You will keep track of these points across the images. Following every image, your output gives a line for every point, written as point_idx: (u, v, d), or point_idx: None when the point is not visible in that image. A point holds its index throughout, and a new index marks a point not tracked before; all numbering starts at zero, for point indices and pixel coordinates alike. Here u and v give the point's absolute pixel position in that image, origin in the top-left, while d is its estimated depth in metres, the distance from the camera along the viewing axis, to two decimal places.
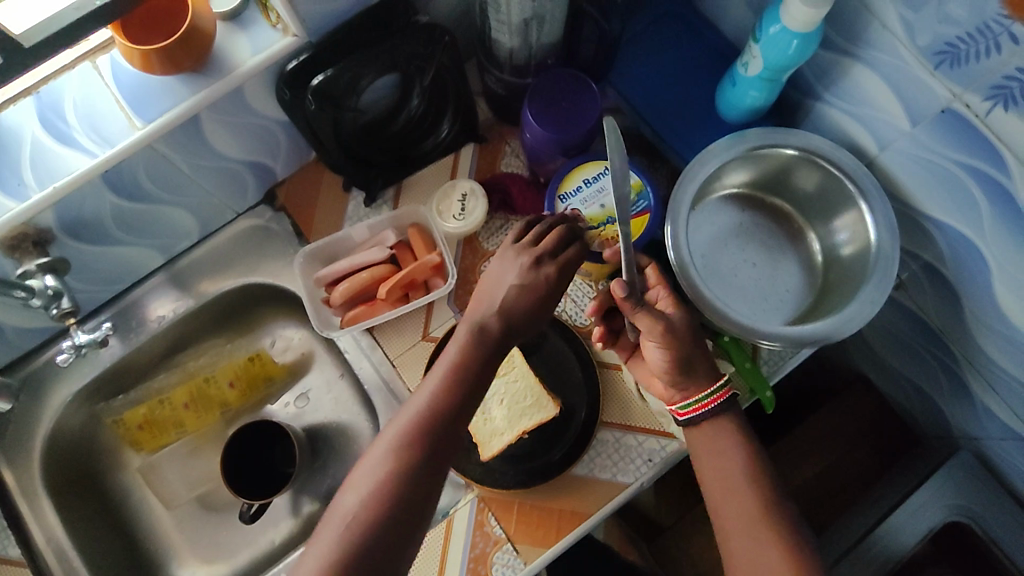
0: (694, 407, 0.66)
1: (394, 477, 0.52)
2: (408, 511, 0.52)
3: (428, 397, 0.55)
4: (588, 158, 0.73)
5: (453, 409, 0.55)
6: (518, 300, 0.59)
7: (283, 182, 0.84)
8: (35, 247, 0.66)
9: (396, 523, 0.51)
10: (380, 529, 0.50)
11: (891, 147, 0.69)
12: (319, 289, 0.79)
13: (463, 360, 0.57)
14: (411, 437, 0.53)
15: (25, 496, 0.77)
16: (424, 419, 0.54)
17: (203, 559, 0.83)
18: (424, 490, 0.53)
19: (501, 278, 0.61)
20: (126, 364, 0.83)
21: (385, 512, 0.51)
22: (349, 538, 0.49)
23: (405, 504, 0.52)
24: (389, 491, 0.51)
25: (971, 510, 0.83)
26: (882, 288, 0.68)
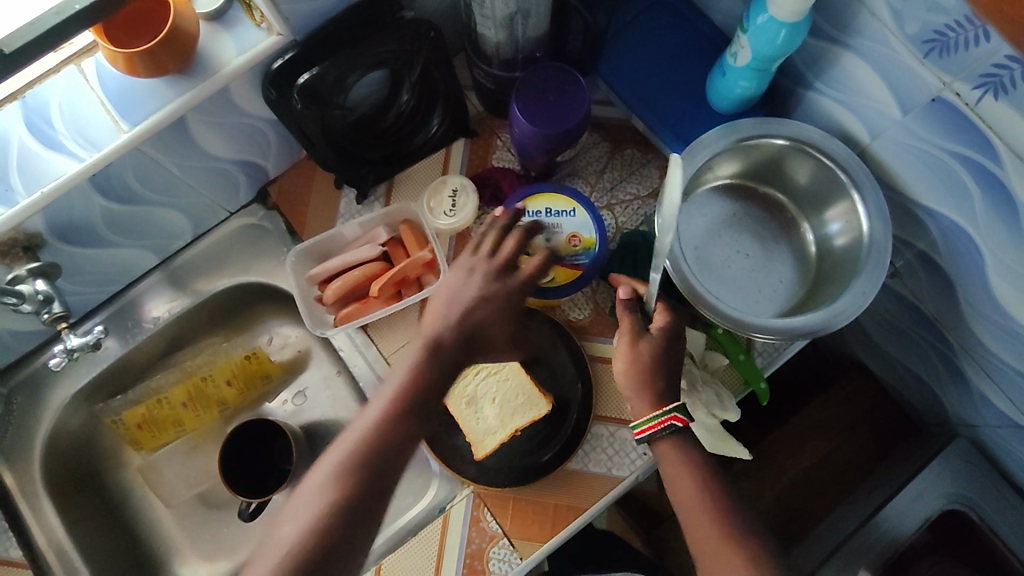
0: (644, 428, 0.63)
1: (333, 502, 0.50)
2: (346, 537, 0.50)
3: (371, 420, 0.54)
4: (558, 191, 0.77)
5: (399, 433, 0.53)
6: (470, 318, 0.59)
7: (274, 179, 0.83)
8: (25, 252, 0.66)
9: (333, 550, 0.49)
10: (317, 556, 0.49)
11: (884, 135, 0.69)
12: (312, 288, 0.79)
13: (411, 381, 0.55)
14: (350, 462, 0.52)
15: (27, 497, 0.78)
16: (364, 441, 0.53)
17: (204, 556, 0.83)
18: (363, 514, 0.51)
19: (452, 298, 0.61)
20: (123, 364, 0.83)
21: (323, 539, 0.49)
22: (286, 564, 0.48)
23: (343, 531, 0.50)
24: (327, 518, 0.50)
25: (968, 498, 0.83)
26: (874, 279, 0.67)
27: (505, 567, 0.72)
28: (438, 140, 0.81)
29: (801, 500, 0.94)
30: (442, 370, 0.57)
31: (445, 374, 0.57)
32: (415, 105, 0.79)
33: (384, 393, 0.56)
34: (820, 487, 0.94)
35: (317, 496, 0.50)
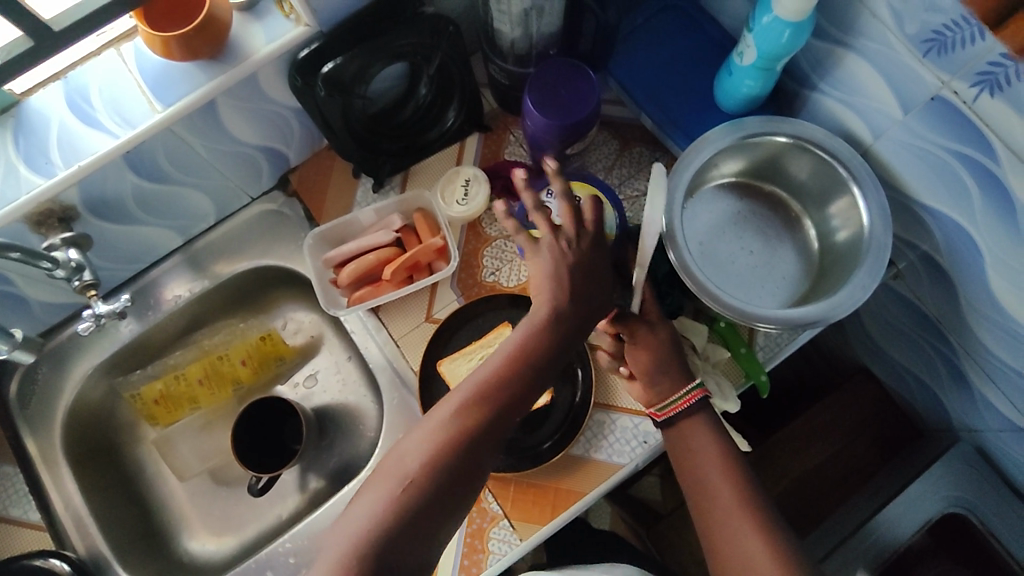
0: (669, 408, 0.68)
1: (447, 450, 0.53)
2: (457, 481, 0.53)
3: (489, 373, 0.56)
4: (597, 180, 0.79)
5: (523, 377, 0.56)
6: (578, 280, 0.60)
7: (295, 168, 0.87)
8: (60, 222, 0.69)
9: (443, 492, 0.52)
10: (434, 484, 0.52)
11: (886, 135, 0.70)
12: (327, 270, 0.82)
13: (528, 340, 0.57)
14: (471, 414, 0.54)
15: (46, 464, 0.81)
16: (484, 392, 0.55)
17: (212, 531, 0.86)
18: (483, 453, 0.54)
19: (558, 255, 0.61)
20: (143, 340, 0.87)
21: (434, 479, 0.52)
22: (411, 490, 0.51)
23: (455, 475, 0.53)
24: (441, 461, 0.52)
25: (968, 502, 0.83)
26: (874, 274, 0.69)
27: (504, 547, 0.74)
28: (454, 134, 0.84)
29: (801, 503, 0.93)
30: (560, 330, 0.58)
31: (564, 336, 0.59)
32: (432, 99, 0.82)
33: (500, 348, 0.58)
34: (822, 490, 0.94)
35: (432, 441, 0.53)
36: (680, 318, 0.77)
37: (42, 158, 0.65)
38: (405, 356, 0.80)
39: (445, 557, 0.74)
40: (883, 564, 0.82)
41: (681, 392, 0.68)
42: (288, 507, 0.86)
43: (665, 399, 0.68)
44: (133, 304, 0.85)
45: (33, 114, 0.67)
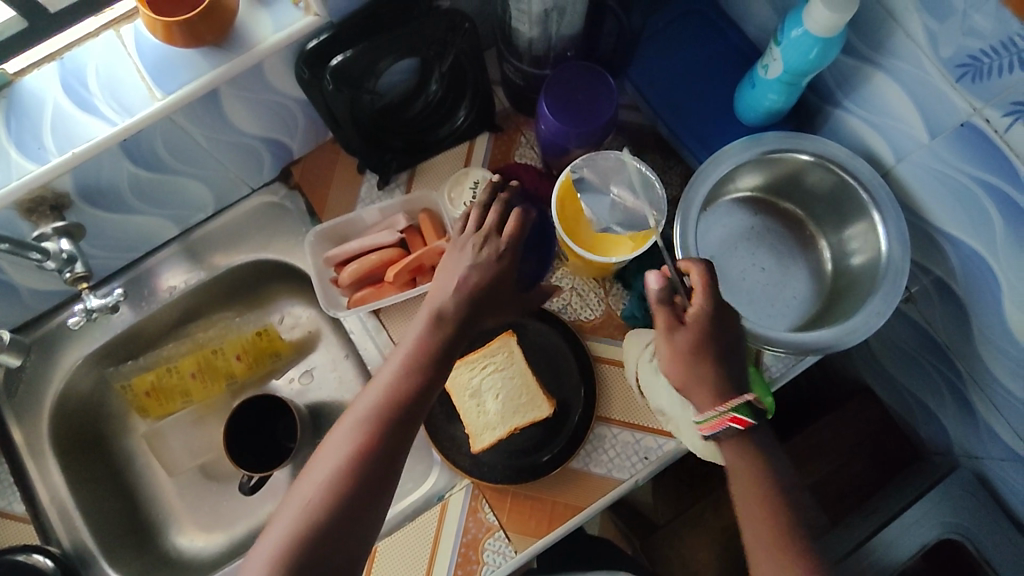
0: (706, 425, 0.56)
1: (338, 485, 0.52)
2: (354, 512, 0.52)
3: (372, 404, 0.55)
4: (619, 177, 0.71)
5: (420, 376, 0.56)
6: (467, 299, 0.59)
7: (298, 160, 0.84)
8: (53, 210, 0.67)
9: (338, 528, 0.51)
10: (348, 487, 0.52)
11: (909, 158, 0.68)
12: (329, 269, 0.80)
13: (414, 369, 0.57)
14: (364, 434, 0.54)
15: (33, 455, 0.79)
16: (367, 430, 0.54)
17: (201, 526, 0.84)
18: (393, 450, 0.54)
19: (447, 283, 0.60)
20: (137, 330, 0.84)
21: (325, 517, 0.51)
22: (323, 496, 0.52)
23: (349, 509, 0.52)
24: (330, 497, 0.52)
25: (964, 528, 0.82)
26: (889, 300, 0.67)
27: (499, 559, 0.72)
28: (463, 132, 0.81)
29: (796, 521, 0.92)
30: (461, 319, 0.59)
31: (465, 322, 0.59)
32: (442, 96, 0.79)
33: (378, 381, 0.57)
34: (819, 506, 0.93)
35: (327, 476, 0.53)
36: None
37: (34, 143, 0.62)
38: None
39: (438, 567, 0.72)
40: None
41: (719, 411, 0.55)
42: (279, 505, 0.84)
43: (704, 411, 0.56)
44: (127, 293, 0.83)
45: (27, 95, 0.63)
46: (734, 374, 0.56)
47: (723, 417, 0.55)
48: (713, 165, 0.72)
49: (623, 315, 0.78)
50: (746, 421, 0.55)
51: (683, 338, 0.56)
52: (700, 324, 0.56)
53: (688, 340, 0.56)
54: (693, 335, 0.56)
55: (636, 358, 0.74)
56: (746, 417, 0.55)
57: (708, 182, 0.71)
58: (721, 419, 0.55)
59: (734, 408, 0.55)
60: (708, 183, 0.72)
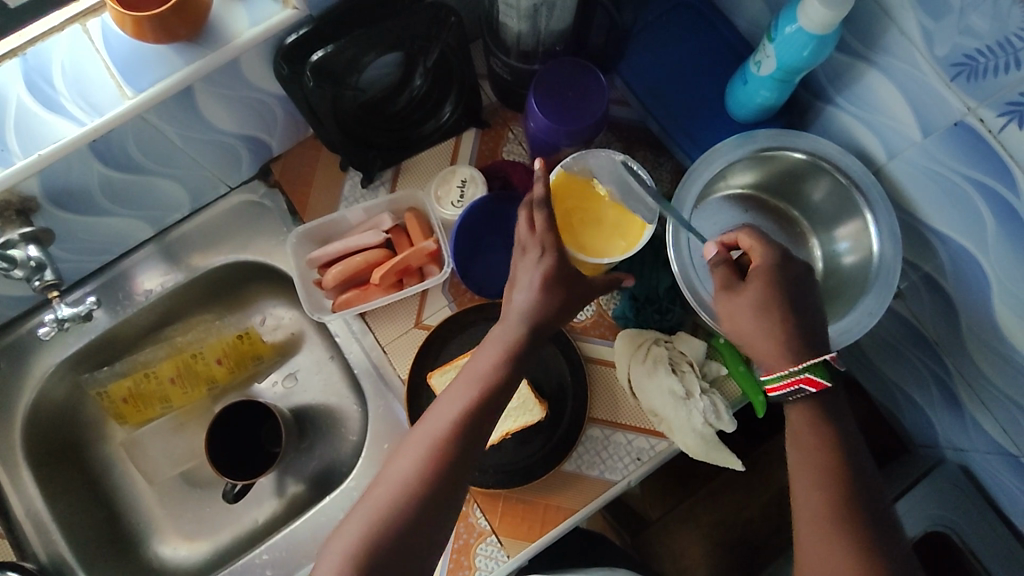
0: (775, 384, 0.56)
1: (410, 497, 0.52)
2: (422, 527, 0.51)
3: (449, 419, 0.54)
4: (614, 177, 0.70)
5: (500, 382, 0.56)
6: (541, 317, 0.59)
7: (278, 157, 0.81)
8: (19, 215, 0.63)
9: (408, 539, 0.51)
10: (427, 487, 0.52)
11: (901, 156, 0.68)
12: (312, 271, 0.77)
13: (487, 386, 0.56)
14: (443, 435, 0.54)
15: (5, 467, 0.76)
16: (447, 433, 0.54)
17: (184, 535, 0.82)
18: (470, 454, 0.54)
19: (520, 299, 0.60)
20: (112, 335, 0.81)
21: (402, 521, 0.51)
22: (404, 496, 0.51)
23: (419, 522, 0.51)
24: (408, 495, 0.52)
25: (951, 521, 0.84)
26: (880, 300, 0.67)
27: (492, 564, 0.71)
28: (449, 128, 0.79)
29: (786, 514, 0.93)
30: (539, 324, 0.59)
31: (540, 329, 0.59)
32: (427, 91, 0.77)
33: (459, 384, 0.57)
34: None
35: (407, 475, 0.52)
36: (679, 332, 0.74)
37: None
38: (393, 363, 0.76)
39: None
40: None
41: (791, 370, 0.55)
42: (265, 511, 0.83)
43: (775, 371, 0.56)
44: (104, 297, 0.80)
45: None
46: (800, 326, 0.56)
47: (798, 377, 0.54)
48: (705, 163, 0.70)
49: (614, 315, 0.77)
50: (820, 383, 0.54)
51: (752, 292, 0.57)
52: (766, 277, 0.57)
53: (758, 296, 0.57)
54: (761, 287, 0.57)
55: (627, 361, 0.73)
56: (820, 378, 0.54)
57: (701, 179, 0.70)
58: (795, 380, 0.55)
59: (809, 368, 0.54)
60: (700, 180, 0.70)
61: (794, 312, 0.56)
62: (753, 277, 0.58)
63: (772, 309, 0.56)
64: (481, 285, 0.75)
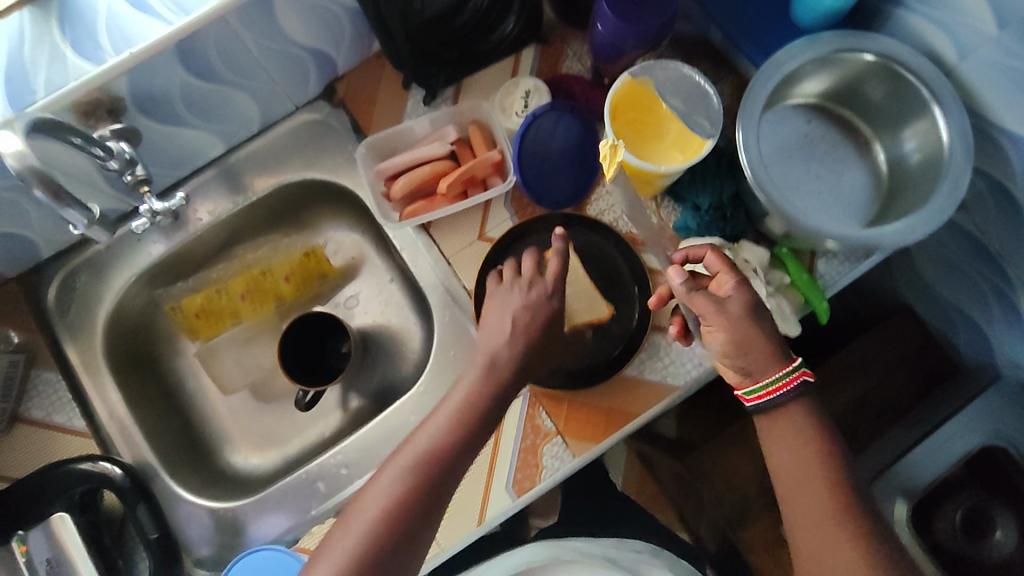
0: (759, 395, 0.62)
1: (442, 440, 0.60)
2: (458, 446, 0.60)
3: (449, 432, 0.61)
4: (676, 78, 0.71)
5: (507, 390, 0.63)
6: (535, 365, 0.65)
7: (342, 76, 0.82)
8: (109, 113, 0.65)
9: (439, 468, 0.59)
10: (453, 440, 0.60)
11: (973, 54, 0.67)
12: (380, 183, 0.79)
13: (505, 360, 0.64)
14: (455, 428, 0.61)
15: (88, 372, 0.79)
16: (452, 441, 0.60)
17: (254, 446, 0.85)
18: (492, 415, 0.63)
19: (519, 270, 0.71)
20: (181, 254, 0.85)
21: (435, 455, 0.59)
22: (431, 455, 0.59)
23: (452, 458, 0.60)
24: (431, 458, 0.59)
25: (1007, 435, 0.84)
26: (952, 196, 0.66)
27: (557, 462, 0.73)
28: (512, 42, 0.79)
29: None
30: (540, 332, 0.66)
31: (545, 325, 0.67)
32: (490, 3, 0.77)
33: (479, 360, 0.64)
34: (854, 425, 0.95)
35: (437, 432, 0.61)
36: (744, 240, 0.75)
37: (91, 44, 0.62)
38: (457, 274, 0.78)
39: (498, 471, 0.73)
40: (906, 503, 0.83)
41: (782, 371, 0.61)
42: (330, 425, 0.86)
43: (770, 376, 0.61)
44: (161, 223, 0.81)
45: None
46: None
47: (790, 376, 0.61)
48: (771, 65, 0.70)
49: (675, 226, 0.77)
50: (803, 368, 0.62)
51: (737, 302, 0.61)
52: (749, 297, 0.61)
53: (745, 301, 0.61)
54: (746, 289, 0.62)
55: None
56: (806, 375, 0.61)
57: (768, 82, 0.70)
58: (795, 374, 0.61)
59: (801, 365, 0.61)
60: (767, 82, 0.70)
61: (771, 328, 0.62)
62: (735, 290, 0.62)
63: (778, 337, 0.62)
64: (543, 195, 0.77)
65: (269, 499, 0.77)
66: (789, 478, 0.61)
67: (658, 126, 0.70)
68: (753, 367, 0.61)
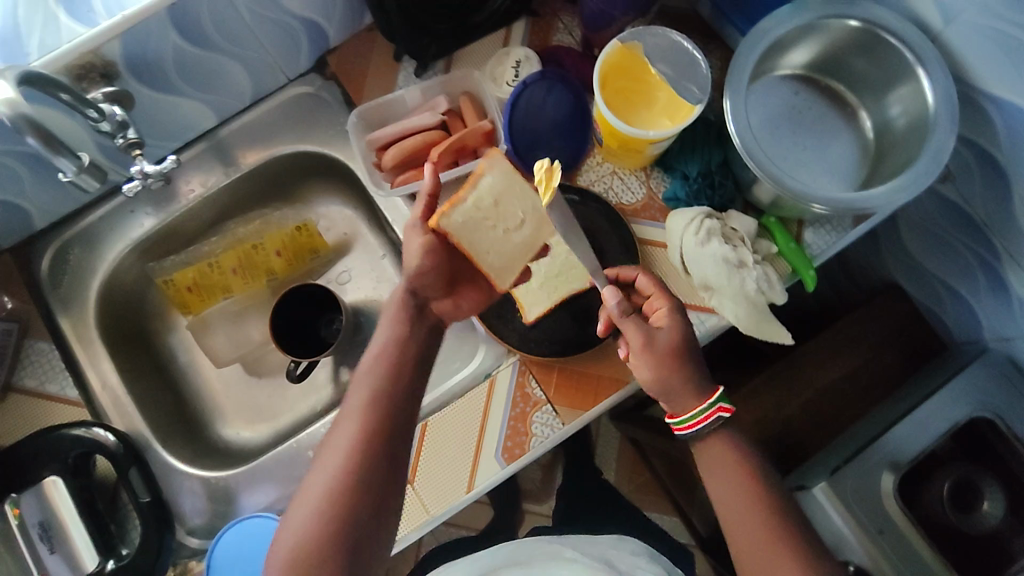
0: (688, 425, 0.63)
1: (384, 371, 0.62)
2: (402, 371, 0.63)
3: (380, 361, 0.63)
4: (664, 47, 0.72)
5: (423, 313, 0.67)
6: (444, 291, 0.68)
7: (333, 50, 0.83)
8: (101, 77, 0.66)
9: (393, 395, 0.61)
10: (394, 368, 0.62)
11: (958, 19, 0.67)
12: (371, 153, 0.80)
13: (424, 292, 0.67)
14: (388, 351, 0.63)
15: (81, 342, 0.80)
16: (390, 365, 0.63)
17: (247, 419, 0.86)
18: (421, 340, 0.66)
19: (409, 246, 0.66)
20: (169, 229, 0.85)
21: (387, 384, 0.61)
22: (378, 386, 0.61)
23: (387, 447, 0.58)
24: (381, 387, 0.61)
25: (995, 406, 0.84)
26: (936, 160, 0.67)
27: (546, 430, 0.73)
28: (503, 14, 0.80)
29: (822, 411, 0.96)
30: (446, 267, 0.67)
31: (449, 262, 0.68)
32: None
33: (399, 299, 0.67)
34: (844, 400, 0.96)
35: (374, 366, 0.62)
36: (731, 210, 0.75)
37: (84, 8, 0.63)
38: None
39: (489, 438, 0.74)
40: (895, 474, 0.82)
41: (703, 405, 0.62)
42: (322, 399, 0.86)
43: (691, 410, 0.63)
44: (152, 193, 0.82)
45: None
46: None
47: (712, 409, 0.62)
48: (757, 34, 0.71)
49: (665, 197, 0.78)
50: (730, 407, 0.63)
51: (667, 331, 0.63)
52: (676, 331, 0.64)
53: (672, 333, 0.63)
54: (680, 324, 0.64)
55: (679, 234, 0.74)
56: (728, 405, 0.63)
57: (755, 49, 0.70)
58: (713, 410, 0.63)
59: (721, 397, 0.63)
60: (754, 50, 0.70)
61: (693, 359, 0.63)
62: (666, 319, 0.64)
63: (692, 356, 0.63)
64: (532, 164, 0.78)
65: (261, 470, 0.77)
66: (739, 503, 0.61)
67: (653, 93, 0.71)
68: (676, 394, 0.63)
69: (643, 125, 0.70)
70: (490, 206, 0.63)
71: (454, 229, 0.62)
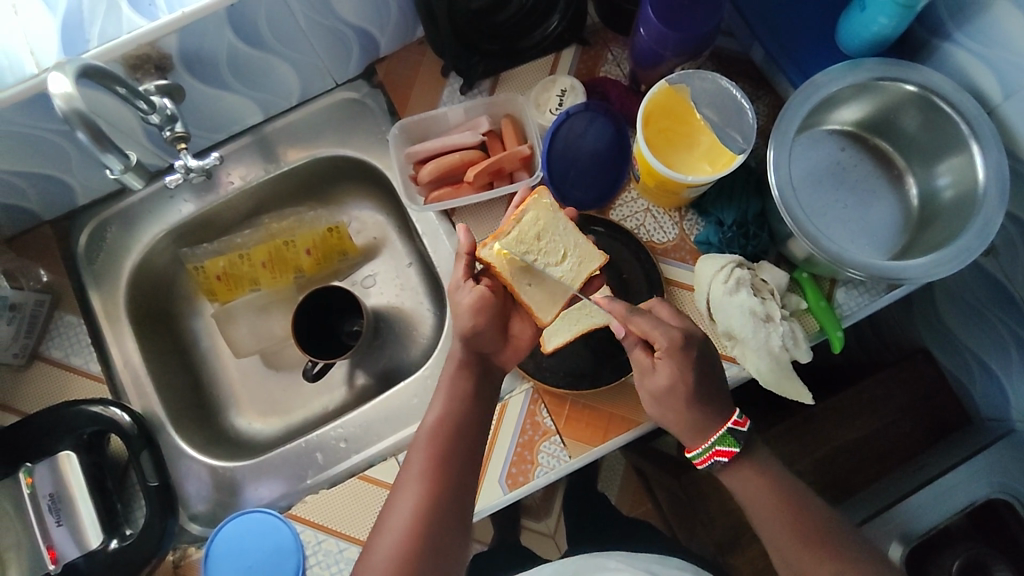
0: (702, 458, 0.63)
1: (447, 422, 0.64)
2: (464, 418, 0.65)
3: (442, 410, 0.65)
4: (710, 92, 0.72)
5: (484, 354, 0.68)
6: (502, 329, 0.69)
7: (383, 59, 0.84)
8: (156, 69, 0.67)
9: (458, 442, 0.63)
10: (458, 417, 0.64)
11: (1018, 95, 0.65)
12: (409, 166, 0.81)
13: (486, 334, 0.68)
14: (450, 402, 0.65)
15: (108, 319, 0.81)
16: (452, 414, 0.64)
17: (259, 411, 0.87)
18: (480, 385, 0.67)
19: (460, 293, 0.69)
20: (208, 216, 0.87)
21: (449, 436, 0.63)
22: (443, 440, 0.63)
23: (450, 508, 0.60)
24: (444, 439, 0.63)
25: (1014, 490, 0.81)
26: (982, 236, 0.65)
27: (553, 462, 0.73)
28: (554, 40, 0.80)
29: (835, 470, 0.94)
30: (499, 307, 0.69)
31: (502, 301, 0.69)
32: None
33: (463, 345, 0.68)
34: (858, 463, 0.94)
35: (437, 418, 0.64)
36: (762, 261, 0.74)
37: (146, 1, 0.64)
38: None
39: (494, 464, 0.73)
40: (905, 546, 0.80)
41: (706, 444, 0.62)
42: (335, 399, 0.87)
43: (695, 447, 0.63)
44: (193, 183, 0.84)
45: None
46: None
47: (711, 451, 0.62)
48: (807, 89, 0.69)
49: (697, 240, 0.77)
50: (732, 452, 0.62)
51: (664, 371, 0.62)
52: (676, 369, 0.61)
53: (670, 371, 0.61)
54: (673, 366, 0.61)
55: (708, 280, 0.73)
56: (729, 448, 0.62)
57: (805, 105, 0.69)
58: (710, 452, 0.62)
59: (720, 441, 0.62)
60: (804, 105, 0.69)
61: (703, 394, 0.62)
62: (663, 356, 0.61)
63: (704, 389, 0.62)
64: (566, 194, 0.78)
65: (268, 465, 0.78)
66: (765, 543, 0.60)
67: (695, 137, 0.70)
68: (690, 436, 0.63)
69: (680, 170, 0.70)
70: (534, 238, 0.68)
71: (495, 261, 0.68)
